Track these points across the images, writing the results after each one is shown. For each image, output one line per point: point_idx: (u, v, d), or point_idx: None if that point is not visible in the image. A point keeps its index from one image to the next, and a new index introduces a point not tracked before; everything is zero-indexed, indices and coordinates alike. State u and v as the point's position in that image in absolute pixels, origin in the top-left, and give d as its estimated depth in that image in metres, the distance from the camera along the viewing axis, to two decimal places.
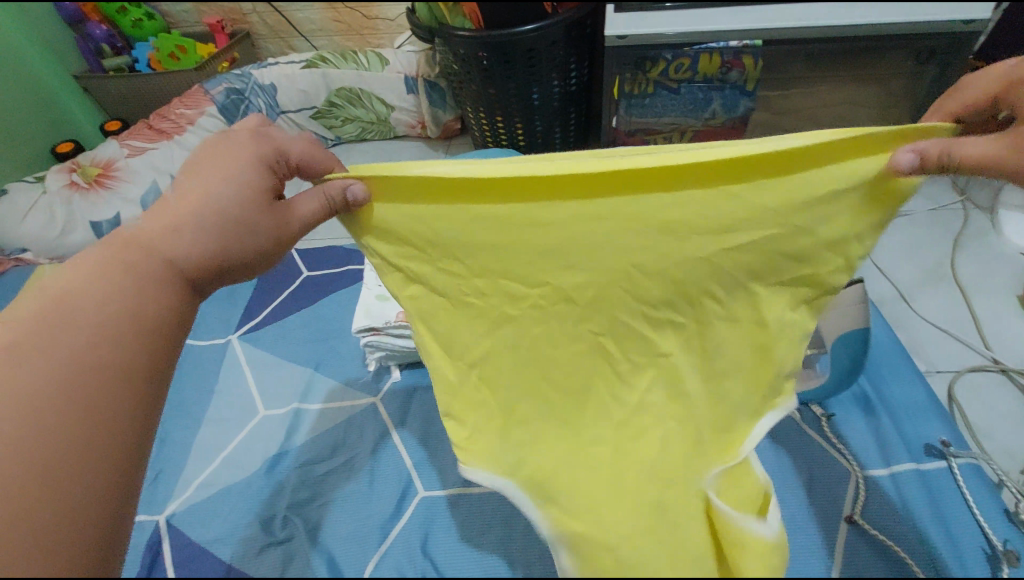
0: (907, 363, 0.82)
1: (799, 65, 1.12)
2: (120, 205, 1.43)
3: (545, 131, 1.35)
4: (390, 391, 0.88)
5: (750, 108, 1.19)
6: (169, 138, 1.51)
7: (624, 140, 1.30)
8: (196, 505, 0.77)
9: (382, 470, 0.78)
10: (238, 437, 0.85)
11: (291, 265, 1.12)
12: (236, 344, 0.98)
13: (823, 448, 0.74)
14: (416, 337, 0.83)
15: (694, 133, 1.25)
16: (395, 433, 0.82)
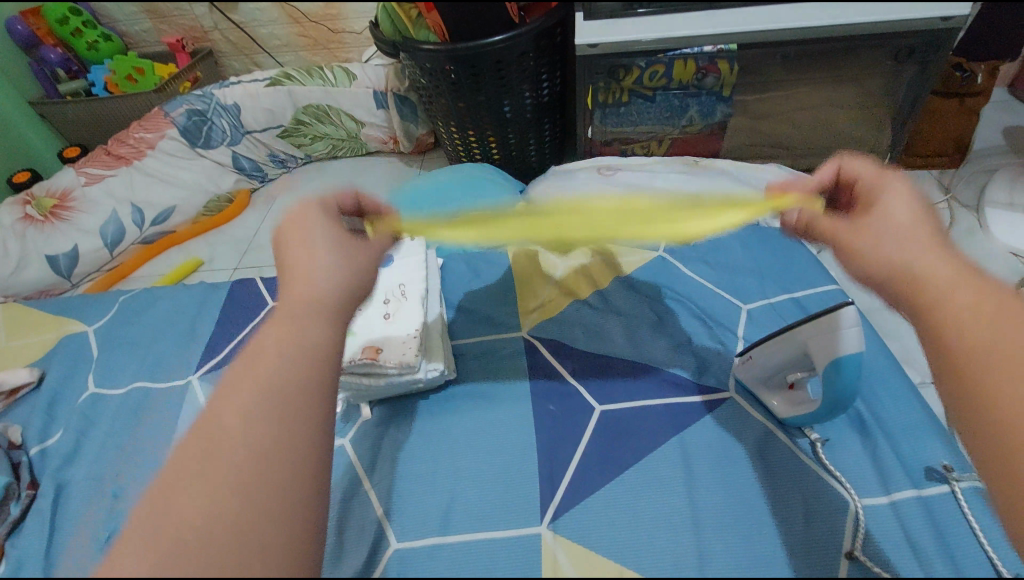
0: (901, 379, 0.79)
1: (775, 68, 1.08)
2: (79, 237, 1.35)
3: (519, 144, 1.31)
4: (361, 432, 0.82)
5: (728, 113, 1.16)
6: (127, 164, 1.44)
7: (599, 150, 1.26)
8: None
9: (351, 523, 0.72)
10: None
11: (256, 297, 1.06)
12: (196, 385, 0.92)
13: (816, 473, 0.70)
14: (385, 375, 0.78)
15: (672, 140, 1.22)
16: (367, 479, 0.76)
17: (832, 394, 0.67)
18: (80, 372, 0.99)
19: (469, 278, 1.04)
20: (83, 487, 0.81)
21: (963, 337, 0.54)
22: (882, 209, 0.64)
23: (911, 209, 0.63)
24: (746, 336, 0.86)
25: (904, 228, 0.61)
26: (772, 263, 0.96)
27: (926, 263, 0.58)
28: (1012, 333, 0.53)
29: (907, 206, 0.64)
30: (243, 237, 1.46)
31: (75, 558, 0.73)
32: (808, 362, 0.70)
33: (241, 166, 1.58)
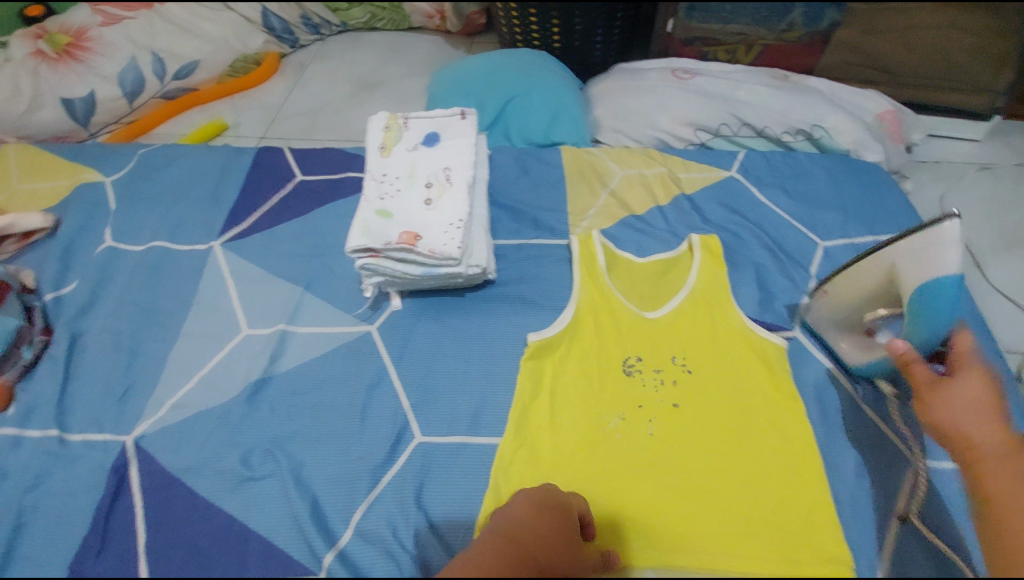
0: (988, 342, 0.71)
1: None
2: (96, 82, 1.25)
3: (585, 32, 1.16)
4: (390, 321, 0.77)
5: (836, 23, 0.98)
6: (148, 8, 1.31)
7: (677, 50, 1.11)
8: (166, 430, 0.69)
9: (376, 411, 0.69)
10: (214, 356, 0.75)
11: (283, 169, 0.98)
12: (218, 252, 0.86)
13: (875, 424, 0.66)
14: (422, 264, 0.71)
15: (762, 48, 1.06)
16: (393, 368, 0.73)
17: (919, 330, 0.59)
18: (96, 224, 0.93)
19: (517, 175, 0.94)
20: (100, 341, 0.78)
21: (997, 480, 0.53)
22: (960, 396, 0.57)
23: (980, 417, 0.56)
24: (819, 275, 0.78)
25: (984, 432, 0.55)
26: (858, 201, 0.86)
27: (979, 434, 0.55)
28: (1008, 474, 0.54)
29: (983, 412, 0.56)
30: (270, 103, 1.36)
31: (93, 408, 0.72)
32: (896, 295, 0.62)
33: (271, 25, 1.42)
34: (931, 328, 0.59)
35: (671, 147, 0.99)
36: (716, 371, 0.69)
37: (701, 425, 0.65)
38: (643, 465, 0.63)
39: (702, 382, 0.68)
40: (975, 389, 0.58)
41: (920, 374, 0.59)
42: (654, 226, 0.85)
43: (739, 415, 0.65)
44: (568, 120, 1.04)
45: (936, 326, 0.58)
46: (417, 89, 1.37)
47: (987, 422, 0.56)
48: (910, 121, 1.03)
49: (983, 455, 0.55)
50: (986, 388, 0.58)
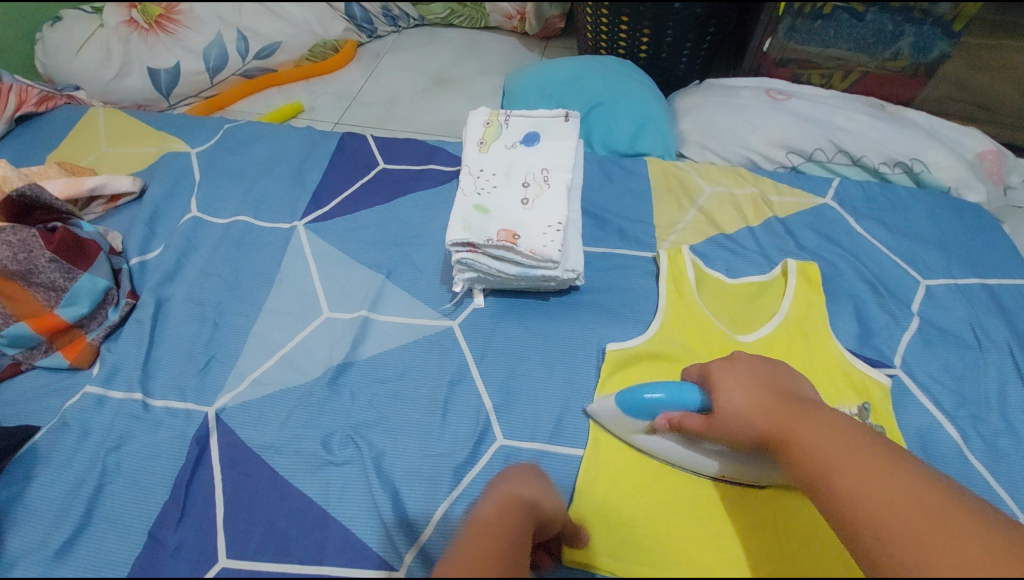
0: None
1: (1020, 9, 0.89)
2: (181, 55, 1.27)
3: (674, 44, 1.14)
4: (472, 318, 0.76)
5: (946, 54, 0.97)
6: None
7: (770, 70, 1.09)
8: (247, 405, 0.68)
9: (457, 408, 0.68)
10: (295, 335, 0.75)
11: (366, 156, 0.97)
12: (300, 232, 0.86)
13: (982, 475, 0.62)
14: (517, 263, 0.70)
15: (861, 75, 1.03)
16: (474, 366, 0.71)
17: None
18: (182, 193, 0.94)
19: (603, 182, 0.93)
20: (183, 309, 0.78)
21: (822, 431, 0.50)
22: (730, 382, 0.57)
23: (755, 393, 0.55)
24: (921, 314, 0.75)
25: (747, 407, 0.54)
26: (962, 241, 0.82)
27: (751, 417, 0.54)
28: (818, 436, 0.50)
29: (740, 385, 0.56)
30: (346, 89, 1.37)
31: (175, 376, 0.72)
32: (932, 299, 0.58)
33: (352, 13, 1.43)
34: (671, 393, 0.59)
35: (760, 168, 0.97)
36: None
37: None
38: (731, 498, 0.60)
39: None
40: (741, 369, 0.58)
41: (691, 424, 0.57)
42: (745, 247, 0.83)
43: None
44: (654, 132, 1.02)
45: (681, 389, 0.59)
46: (492, 87, 1.36)
47: (778, 398, 0.55)
48: (1011, 160, 0.98)
49: (790, 423, 0.52)
50: (754, 370, 0.58)
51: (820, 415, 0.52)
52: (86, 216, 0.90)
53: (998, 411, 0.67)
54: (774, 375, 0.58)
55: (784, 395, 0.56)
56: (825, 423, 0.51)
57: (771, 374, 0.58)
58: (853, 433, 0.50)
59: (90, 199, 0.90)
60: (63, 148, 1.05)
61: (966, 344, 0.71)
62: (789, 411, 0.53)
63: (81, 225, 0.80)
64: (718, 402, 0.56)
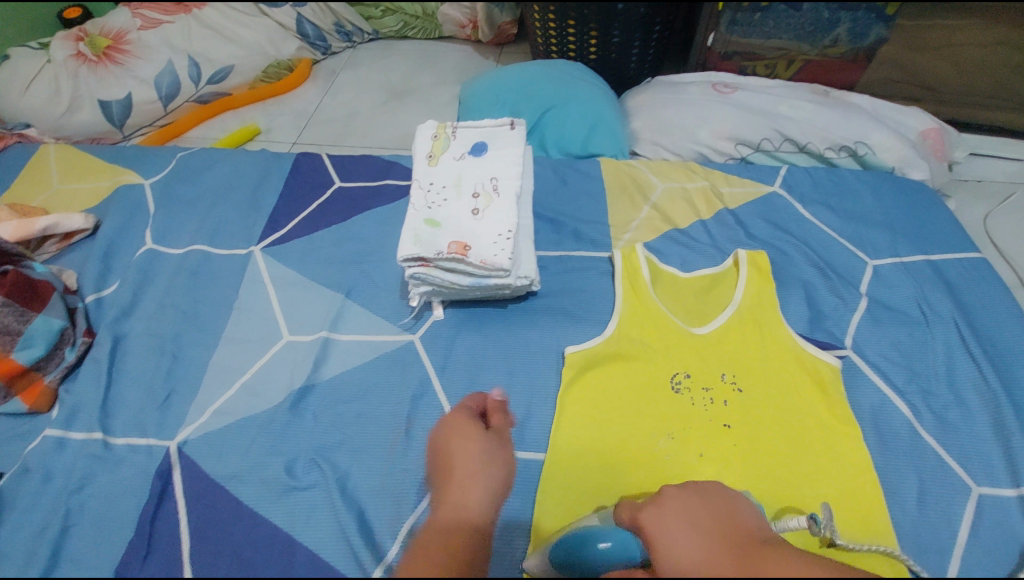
0: None
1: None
2: (133, 85, 1.26)
3: (622, 44, 1.16)
4: (432, 330, 0.76)
5: (882, 38, 1.00)
6: (185, 12, 1.33)
7: (716, 65, 1.10)
8: (210, 436, 0.68)
9: (420, 422, 0.68)
10: (256, 361, 0.75)
11: (321, 175, 0.98)
12: (257, 257, 0.86)
13: (933, 448, 0.64)
14: (471, 274, 0.70)
15: (804, 63, 1.05)
16: (436, 379, 0.72)
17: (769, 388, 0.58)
18: (136, 226, 0.93)
19: (557, 186, 0.94)
20: (142, 343, 0.78)
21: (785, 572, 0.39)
22: (665, 534, 0.45)
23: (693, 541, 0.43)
24: (869, 294, 0.77)
25: (692, 572, 0.42)
26: (906, 220, 0.84)
27: None
28: None
29: (682, 534, 0.44)
30: (303, 108, 1.36)
31: (137, 411, 0.72)
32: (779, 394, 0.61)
33: (305, 32, 1.42)
34: (619, 543, 0.52)
35: (712, 161, 0.99)
36: (767, 392, 0.67)
37: (746, 453, 0.64)
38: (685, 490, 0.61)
39: (755, 406, 0.67)
40: (674, 515, 0.46)
41: None
42: (698, 240, 0.84)
43: (796, 442, 0.64)
44: (607, 132, 1.03)
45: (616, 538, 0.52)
46: (449, 97, 1.37)
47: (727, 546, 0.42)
48: (953, 138, 1.01)
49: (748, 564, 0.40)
50: (685, 508, 0.47)
51: (783, 566, 0.39)
52: (40, 256, 0.89)
53: (947, 384, 0.68)
54: (716, 508, 0.47)
55: (737, 537, 0.43)
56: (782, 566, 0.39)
57: (710, 511, 0.46)
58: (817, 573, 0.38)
59: (43, 238, 0.89)
60: (14, 188, 1.03)
61: (914, 320, 0.73)
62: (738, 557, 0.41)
63: (33, 266, 0.78)
64: (662, 575, 0.43)
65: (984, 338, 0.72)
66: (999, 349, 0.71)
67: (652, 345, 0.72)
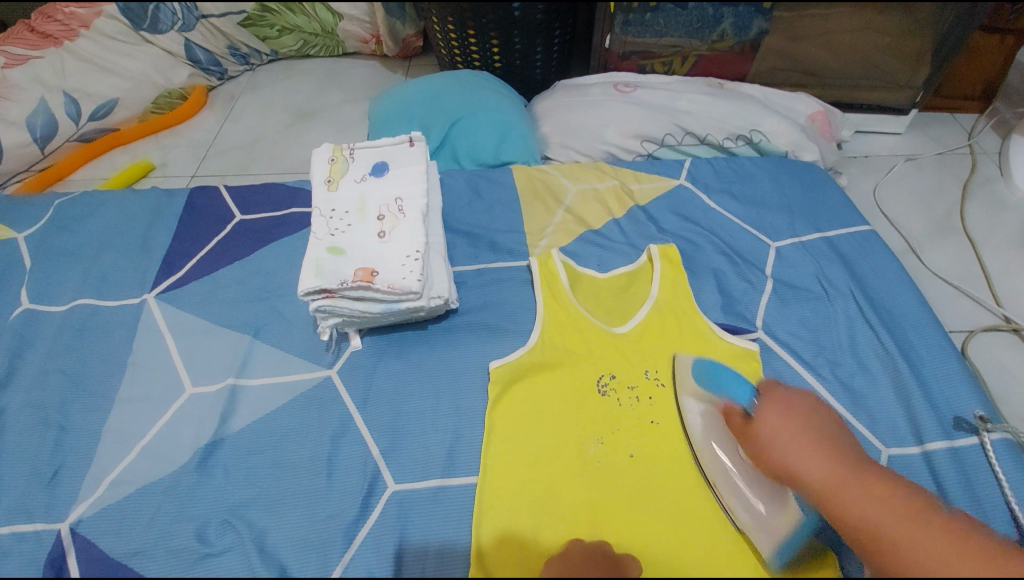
0: (935, 325, 0.74)
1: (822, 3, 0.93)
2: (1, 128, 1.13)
3: (525, 51, 1.16)
4: (350, 362, 0.73)
5: (763, 31, 1.04)
6: (55, 44, 1.19)
7: (615, 64, 1.14)
8: (108, 511, 0.62)
9: (342, 463, 0.64)
10: (157, 421, 0.68)
11: (219, 209, 0.92)
12: (152, 305, 0.80)
13: (844, 416, 0.67)
14: (380, 301, 0.67)
15: (697, 58, 1.10)
16: (357, 415, 0.68)
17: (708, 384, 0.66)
18: (9, 285, 0.84)
19: (470, 199, 0.92)
20: (21, 417, 0.69)
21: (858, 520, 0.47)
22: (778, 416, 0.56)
23: (805, 441, 0.53)
24: (774, 275, 0.80)
25: (811, 461, 0.51)
26: (802, 200, 0.89)
27: (800, 454, 0.52)
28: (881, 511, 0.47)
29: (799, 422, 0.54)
30: (201, 138, 1.29)
31: (20, 496, 0.64)
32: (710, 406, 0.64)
33: (196, 57, 1.34)
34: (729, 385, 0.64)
35: (620, 160, 1.00)
36: None
37: (673, 446, 0.64)
38: (619, 495, 0.61)
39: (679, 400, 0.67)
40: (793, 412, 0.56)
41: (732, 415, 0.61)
42: (613, 239, 0.85)
43: None
44: (517, 139, 1.03)
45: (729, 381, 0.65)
46: (359, 114, 1.33)
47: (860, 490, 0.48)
48: (838, 118, 1.08)
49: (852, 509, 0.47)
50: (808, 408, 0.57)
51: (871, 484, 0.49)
52: None
53: (851, 353, 0.72)
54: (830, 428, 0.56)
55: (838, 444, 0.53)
56: (860, 474, 0.49)
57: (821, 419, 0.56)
58: (884, 483, 0.49)
59: None
60: None
61: (817, 296, 0.77)
62: (854, 480, 0.49)
63: None
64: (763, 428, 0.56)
65: (880, 306, 0.76)
66: (894, 315, 0.75)
67: (574, 350, 0.72)
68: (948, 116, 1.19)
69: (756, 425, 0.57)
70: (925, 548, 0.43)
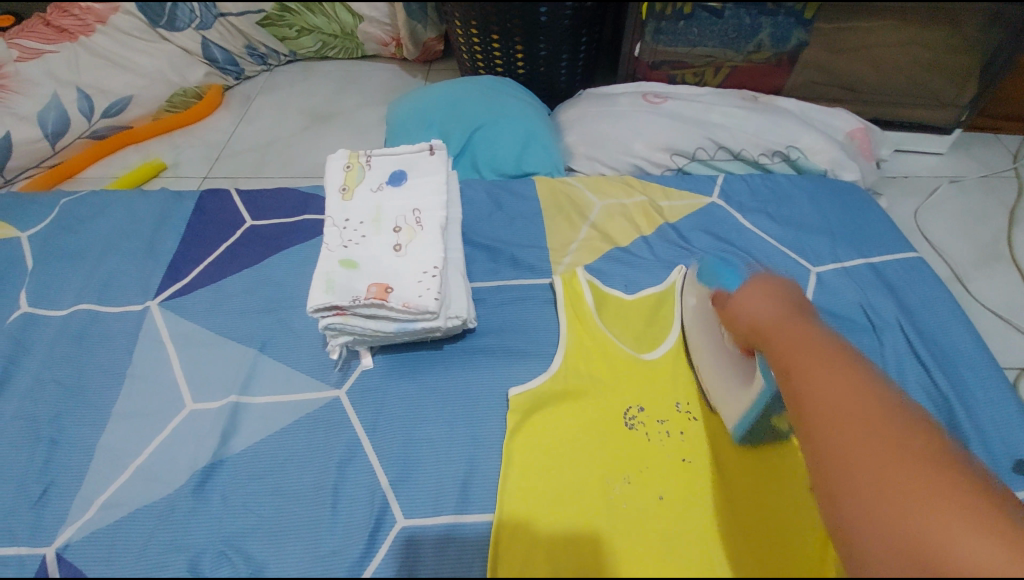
0: (991, 363, 0.68)
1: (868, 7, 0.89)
2: (11, 123, 1.10)
3: (550, 58, 1.12)
4: (360, 382, 0.68)
5: (802, 42, 1.00)
6: (71, 39, 1.18)
7: (645, 74, 1.09)
8: (96, 537, 0.58)
9: (349, 493, 0.60)
10: (155, 438, 0.65)
11: (230, 213, 0.88)
12: (156, 313, 0.76)
13: None
14: (395, 319, 0.63)
15: (730, 69, 1.05)
16: (366, 440, 0.64)
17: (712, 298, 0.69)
18: (9, 287, 0.80)
19: (490, 210, 0.88)
20: (13, 430, 0.66)
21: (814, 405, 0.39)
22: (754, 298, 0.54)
23: (779, 311, 0.50)
24: (815, 302, 0.74)
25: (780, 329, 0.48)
26: (843, 222, 0.84)
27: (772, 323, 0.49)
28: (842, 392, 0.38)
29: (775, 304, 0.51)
30: (214, 139, 1.25)
31: (5, 516, 0.60)
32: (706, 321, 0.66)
33: (212, 56, 1.31)
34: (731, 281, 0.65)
35: (648, 174, 0.96)
36: None
37: None
38: None
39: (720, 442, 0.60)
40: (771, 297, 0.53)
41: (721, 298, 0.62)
42: (641, 257, 0.80)
43: None
44: (541, 148, 0.98)
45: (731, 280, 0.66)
46: (376, 118, 1.29)
47: (848, 379, 0.39)
48: (878, 136, 1.03)
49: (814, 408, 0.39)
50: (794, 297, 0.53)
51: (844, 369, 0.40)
52: None
53: (899, 390, 0.67)
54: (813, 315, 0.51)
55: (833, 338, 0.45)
56: (828, 353, 0.42)
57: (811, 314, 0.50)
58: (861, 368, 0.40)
59: None
60: None
61: (861, 327, 0.72)
62: (838, 367, 0.40)
63: None
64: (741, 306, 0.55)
65: (930, 340, 0.71)
66: (945, 350, 0.70)
67: (601, 377, 0.67)
68: (994, 136, 1.13)
69: (736, 304, 0.56)
70: (866, 429, 0.35)
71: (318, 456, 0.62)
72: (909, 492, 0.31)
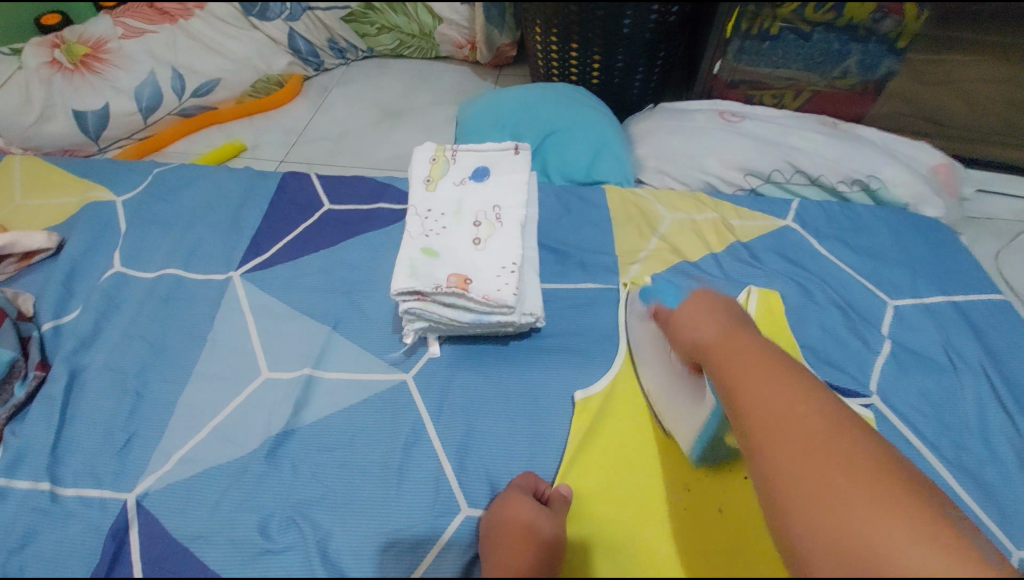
0: None
1: (956, 21, 0.91)
2: (111, 95, 1.18)
3: (626, 70, 1.13)
4: (427, 369, 0.70)
5: (891, 71, 0.99)
6: (171, 21, 1.26)
7: (722, 93, 1.08)
8: (172, 490, 0.60)
9: (412, 474, 0.61)
10: (231, 400, 0.67)
11: (309, 196, 0.92)
12: (237, 283, 0.79)
13: (970, 509, 0.59)
14: (472, 310, 0.65)
15: (812, 94, 1.03)
16: (431, 425, 0.65)
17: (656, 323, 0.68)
18: (103, 247, 0.85)
19: (561, 214, 0.89)
20: (100, 379, 0.70)
21: (727, 383, 0.49)
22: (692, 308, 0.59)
23: (714, 330, 0.55)
24: (892, 336, 0.73)
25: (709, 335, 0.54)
26: (924, 257, 0.81)
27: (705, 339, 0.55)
28: (781, 417, 0.44)
29: (709, 317, 0.56)
30: (292, 125, 1.31)
31: (90, 461, 0.63)
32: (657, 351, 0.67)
33: (296, 46, 1.36)
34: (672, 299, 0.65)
35: (719, 191, 0.95)
36: None
37: None
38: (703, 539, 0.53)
39: None
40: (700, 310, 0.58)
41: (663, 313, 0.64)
42: (711, 273, 0.80)
43: None
44: (612, 158, 0.99)
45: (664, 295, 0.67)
46: (446, 117, 1.33)
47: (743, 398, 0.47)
48: (961, 172, 0.98)
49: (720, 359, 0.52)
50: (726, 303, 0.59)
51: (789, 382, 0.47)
52: None
53: (979, 435, 0.64)
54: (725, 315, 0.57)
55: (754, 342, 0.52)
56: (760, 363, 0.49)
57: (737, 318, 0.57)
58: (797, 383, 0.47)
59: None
60: None
61: (940, 365, 0.70)
62: (736, 357, 0.51)
63: None
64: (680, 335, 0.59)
65: (1013, 386, 0.68)
66: None
67: None
68: None
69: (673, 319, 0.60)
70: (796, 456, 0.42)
71: (385, 436, 0.64)
72: (829, 456, 0.41)
